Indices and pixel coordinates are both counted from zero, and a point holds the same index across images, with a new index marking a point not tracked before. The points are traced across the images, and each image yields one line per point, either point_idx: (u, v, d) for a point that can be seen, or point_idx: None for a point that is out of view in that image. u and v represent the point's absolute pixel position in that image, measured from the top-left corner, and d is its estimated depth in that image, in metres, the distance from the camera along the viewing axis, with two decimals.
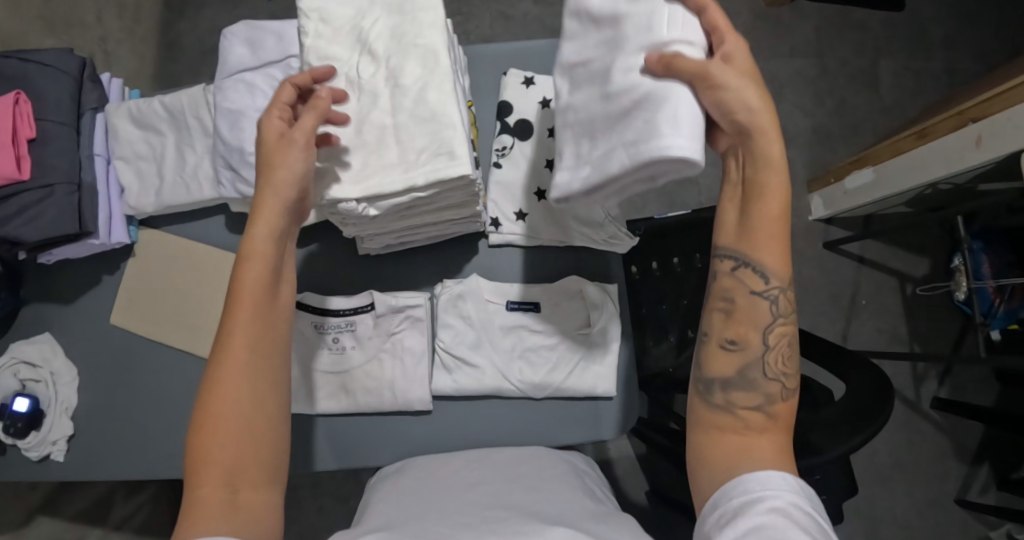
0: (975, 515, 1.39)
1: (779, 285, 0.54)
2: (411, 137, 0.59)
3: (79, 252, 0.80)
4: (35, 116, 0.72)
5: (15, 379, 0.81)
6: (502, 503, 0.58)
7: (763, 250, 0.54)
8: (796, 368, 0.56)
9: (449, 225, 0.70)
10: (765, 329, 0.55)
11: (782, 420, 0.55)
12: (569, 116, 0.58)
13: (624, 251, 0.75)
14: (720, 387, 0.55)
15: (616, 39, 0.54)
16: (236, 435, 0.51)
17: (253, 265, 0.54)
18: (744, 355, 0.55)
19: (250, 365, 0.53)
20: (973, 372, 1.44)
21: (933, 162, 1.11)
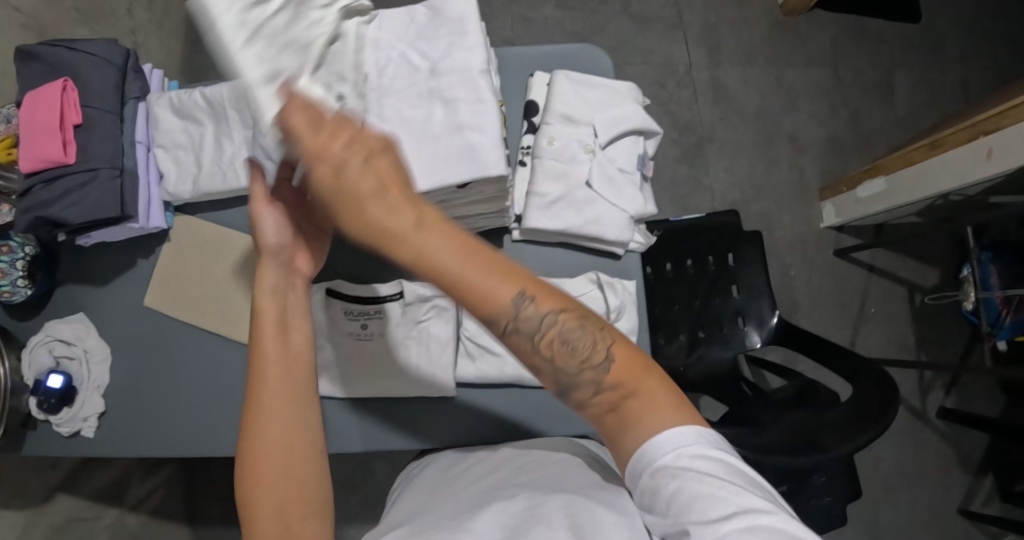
0: (977, 525, 1.41)
1: (507, 316, 0.47)
2: (445, 138, 0.63)
3: (115, 236, 0.82)
4: (80, 103, 0.75)
5: (50, 356, 0.84)
6: (513, 482, 0.61)
7: (483, 302, 0.47)
8: (594, 331, 0.50)
9: (477, 218, 0.73)
10: (538, 342, 0.49)
11: (629, 379, 0.50)
12: (594, 175, 0.78)
13: (622, 237, 0.77)
14: (567, 400, 0.52)
15: (569, 135, 0.79)
16: (280, 470, 0.53)
17: (268, 305, 0.58)
18: (549, 371, 0.51)
19: (284, 390, 0.56)
20: (980, 384, 1.45)
21: (947, 173, 1.13)
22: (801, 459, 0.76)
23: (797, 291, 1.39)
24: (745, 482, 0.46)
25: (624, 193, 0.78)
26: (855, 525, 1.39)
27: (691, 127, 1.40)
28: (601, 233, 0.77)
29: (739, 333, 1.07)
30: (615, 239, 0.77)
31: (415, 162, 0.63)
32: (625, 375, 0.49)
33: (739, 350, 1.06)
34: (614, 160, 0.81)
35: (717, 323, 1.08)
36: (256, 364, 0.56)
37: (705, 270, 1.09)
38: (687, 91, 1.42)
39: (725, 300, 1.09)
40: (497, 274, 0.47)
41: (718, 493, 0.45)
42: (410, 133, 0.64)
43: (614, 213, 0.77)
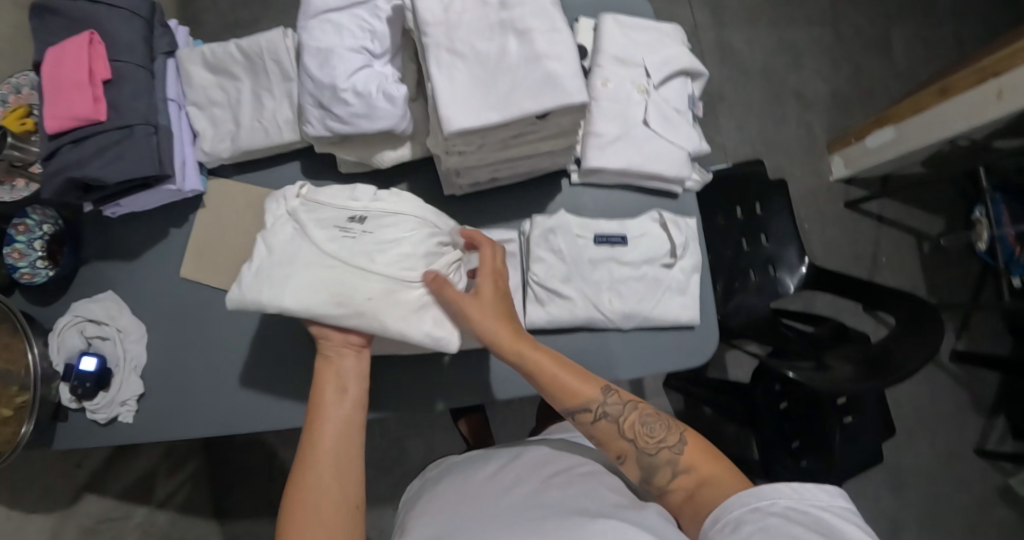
0: (993, 463, 1.46)
1: (599, 403, 0.64)
2: (523, 69, 0.61)
3: (146, 203, 0.78)
4: (108, 57, 0.71)
5: (81, 337, 0.79)
6: (542, 502, 0.61)
7: (568, 396, 0.65)
8: (662, 420, 0.64)
9: (540, 157, 0.70)
10: (620, 428, 0.64)
11: (699, 460, 0.62)
12: (648, 113, 0.75)
13: (682, 173, 0.74)
14: (648, 483, 0.63)
15: (621, 73, 0.75)
16: (321, 521, 0.58)
17: (328, 386, 0.64)
18: (631, 458, 0.64)
19: (332, 459, 0.61)
20: (987, 326, 1.50)
21: (958, 117, 1.16)
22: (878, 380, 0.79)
23: (812, 244, 1.40)
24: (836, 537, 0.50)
25: (680, 130, 0.76)
26: (880, 470, 1.43)
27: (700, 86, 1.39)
28: (660, 172, 0.74)
29: (772, 280, 1.05)
30: (674, 177, 0.74)
31: (489, 94, 0.61)
32: (694, 454, 0.62)
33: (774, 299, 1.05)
34: (668, 100, 0.78)
35: (748, 271, 1.06)
36: (317, 427, 0.62)
37: (734, 222, 1.08)
38: (694, 51, 1.40)
39: (754, 249, 1.07)
40: (585, 380, 0.66)
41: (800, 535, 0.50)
42: (483, 66, 0.62)
43: (672, 149, 0.74)
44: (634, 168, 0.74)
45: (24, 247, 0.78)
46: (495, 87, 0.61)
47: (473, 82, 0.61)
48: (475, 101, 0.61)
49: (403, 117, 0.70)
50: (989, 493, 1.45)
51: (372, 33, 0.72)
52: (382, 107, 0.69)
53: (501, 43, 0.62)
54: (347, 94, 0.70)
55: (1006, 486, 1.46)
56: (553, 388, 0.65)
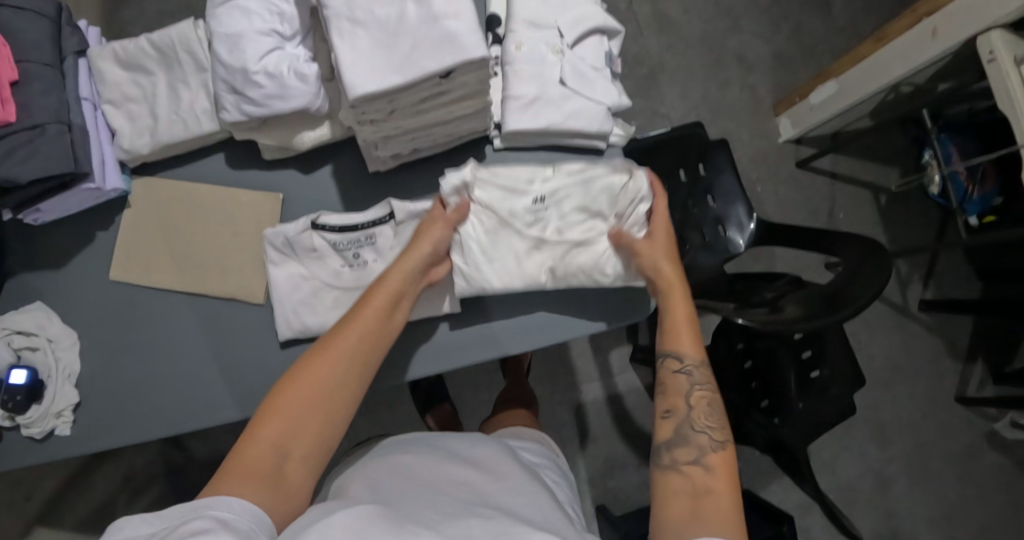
0: (977, 409, 1.44)
1: (694, 364, 0.63)
2: (422, 30, 0.59)
3: (68, 206, 0.75)
4: (14, 58, 0.68)
5: (9, 350, 0.76)
6: (490, 503, 0.57)
7: (678, 338, 0.64)
8: (721, 419, 0.61)
9: (457, 121, 0.68)
10: (688, 393, 0.62)
11: (721, 472, 0.56)
12: (566, 73, 0.74)
13: (605, 127, 0.73)
14: (665, 449, 0.59)
15: (535, 36, 0.74)
16: (315, 403, 0.56)
17: (381, 294, 0.62)
18: (675, 419, 0.61)
19: (354, 365, 0.59)
20: (956, 270, 1.48)
21: (896, 62, 1.16)
22: (834, 315, 0.77)
23: (767, 206, 1.40)
24: None
25: (599, 85, 0.75)
26: (862, 425, 1.40)
27: (641, 59, 1.39)
28: (583, 128, 0.72)
29: (723, 239, 1.06)
30: (597, 133, 0.73)
31: (389, 57, 0.59)
32: (729, 466, 0.57)
33: (725, 258, 1.05)
34: (584, 60, 0.76)
35: (697, 232, 1.06)
36: (364, 311, 0.61)
37: (679, 185, 1.06)
38: (632, 26, 1.40)
39: (703, 210, 1.07)
40: (699, 342, 0.64)
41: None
42: (380, 30, 0.59)
43: (592, 105, 0.73)
44: (557, 129, 0.72)
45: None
46: (395, 53, 0.58)
47: (370, 50, 0.59)
48: (379, 67, 0.58)
49: (318, 96, 0.67)
50: (975, 440, 1.43)
51: (280, 15, 0.68)
52: (295, 86, 0.66)
53: (399, 7, 0.60)
54: (259, 76, 0.66)
55: (992, 431, 1.44)
56: (674, 329, 0.65)
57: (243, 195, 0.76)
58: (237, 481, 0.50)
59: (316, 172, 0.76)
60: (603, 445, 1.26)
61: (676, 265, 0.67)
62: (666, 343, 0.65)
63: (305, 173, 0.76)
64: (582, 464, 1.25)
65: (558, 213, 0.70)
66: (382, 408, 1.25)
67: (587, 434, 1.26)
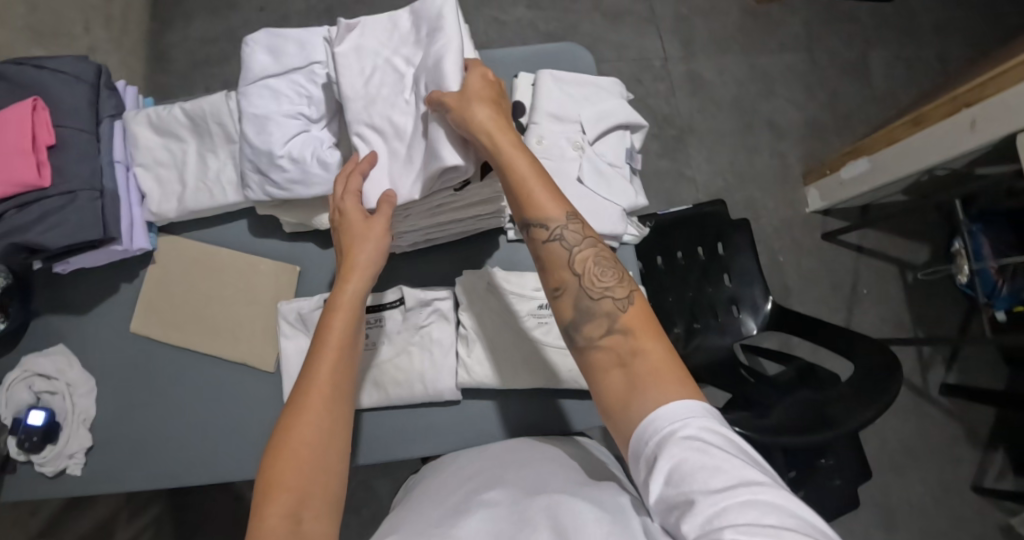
0: (992, 501, 1.39)
1: (561, 225, 0.57)
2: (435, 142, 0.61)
3: (96, 260, 0.78)
4: (53, 123, 0.71)
5: (31, 392, 0.80)
6: (497, 484, 0.58)
7: (536, 201, 0.57)
8: (618, 274, 0.57)
9: (473, 219, 0.69)
10: (570, 261, 0.57)
11: (639, 328, 0.54)
12: (583, 170, 0.74)
13: (618, 229, 0.72)
14: (575, 331, 0.56)
15: (555, 131, 0.75)
16: (311, 452, 0.54)
17: (336, 321, 0.59)
18: (569, 295, 0.57)
19: (327, 400, 0.57)
20: (980, 355, 1.43)
21: (930, 149, 1.13)
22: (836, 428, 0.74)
23: (788, 276, 1.37)
24: (749, 459, 0.47)
25: (617, 184, 0.75)
26: (868, 507, 1.37)
27: (670, 119, 1.39)
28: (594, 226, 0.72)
29: (735, 320, 1.05)
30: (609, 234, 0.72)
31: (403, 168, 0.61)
32: (643, 318, 0.55)
33: (737, 339, 1.04)
34: (603, 156, 0.77)
35: (713, 312, 1.05)
36: (326, 336, 0.59)
37: (695, 261, 1.07)
38: (664, 85, 1.40)
39: (718, 289, 1.06)
40: (558, 196, 0.58)
41: (721, 465, 0.45)
42: (391, 135, 0.62)
43: (607, 205, 0.73)
44: None
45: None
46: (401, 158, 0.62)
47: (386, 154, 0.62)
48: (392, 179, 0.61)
49: None
50: (990, 532, 1.37)
51: (308, 98, 0.71)
52: (317, 173, 0.67)
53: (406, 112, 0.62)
54: (283, 160, 0.68)
55: (1006, 525, 1.39)
56: (525, 192, 0.57)
57: (263, 263, 0.78)
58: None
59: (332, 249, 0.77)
60: None
61: (484, 104, 0.57)
62: (523, 215, 0.57)
63: (324, 249, 0.78)
64: None
65: None
66: None
67: None
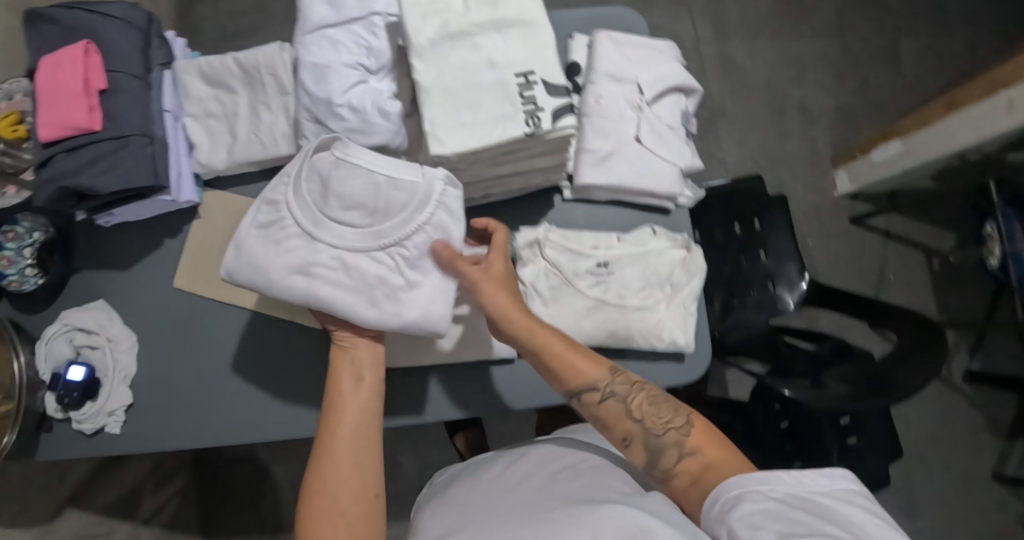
0: (1014, 491, 1.39)
1: (604, 382, 0.63)
2: (505, 94, 0.60)
3: (141, 213, 0.77)
4: (104, 67, 0.70)
5: (70, 346, 0.78)
6: (548, 494, 0.59)
7: (573, 369, 0.63)
8: (671, 404, 0.62)
9: (533, 173, 0.68)
10: (628, 410, 0.62)
11: (705, 443, 0.59)
12: (642, 130, 0.74)
13: (677, 190, 0.74)
14: (653, 469, 0.60)
15: (614, 91, 0.74)
16: (339, 495, 0.58)
17: (347, 381, 0.64)
18: (637, 442, 0.61)
19: (353, 454, 0.60)
20: (1003, 345, 1.43)
21: (965, 131, 1.13)
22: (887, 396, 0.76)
23: (815, 260, 1.37)
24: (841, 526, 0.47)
25: (675, 144, 0.76)
26: (891, 494, 1.37)
27: (702, 101, 1.39)
28: (652, 187, 0.73)
29: (771, 297, 1.04)
30: (668, 195, 0.74)
31: (474, 117, 0.60)
32: (699, 431, 0.60)
33: (773, 314, 1.03)
34: (660, 117, 0.77)
35: (748, 288, 1.05)
36: (340, 393, 0.63)
37: (733, 238, 1.07)
38: (695, 67, 1.40)
39: (754, 265, 1.06)
40: (589, 358, 0.64)
41: (802, 519, 0.47)
42: (410, 196, 0.61)
43: (666, 166, 0.74)
44: (629, 186, 0.72)
45: (22, 229, 0.77)
46: (430, 207, 0.61)
47: (447, 104, 0.60)
48: (463, 129, 0.59)
49: (398, 134, 0.67)
50: (1011, 523, 1.37)
51: (368, 49, 0.69)
52: (378, 123, 0.66)
53: (338, 239, 0.61)
54: (343, 109, 0.67)
55: None
56: (559, 362, 0.63)
57: None
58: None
59: None
60: None
61: (499, 289, 0.64)
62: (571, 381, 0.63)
63: None
64: None
65: (620, 278, 0.72)
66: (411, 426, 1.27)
67: None
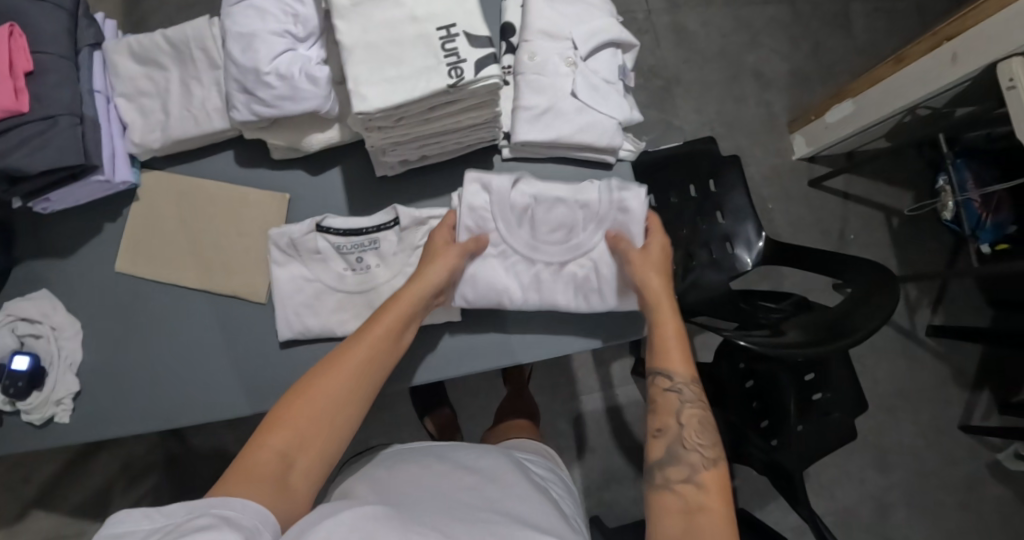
0: (981, 440, 1.42)
1: (686, 383, 0.64)
2: (427, 50, 0.62)
3: (78, 197, 0.75)
4: (30, 49, 0.68)
5: (13, 336, 0.77)
6: (494, 504, 0.60)
7: (669, 359, 0.65)
8: (714, 439, 0.61)
9: (465, 131, 0.70)
10: (679, 411, 0.63)
11: (715, 489, 0.57)
12: (578, 86, 0.74)
13: (616, 142, 0.74)
14: (657, 470, 0.59)
15: (547, 47, 0.75)
16: (317, 415, 0.58)
17: (388, 317, 0.63)
18: (666, 438, 0.61)
19: (352, 386, 0.60)
20: (967, 298, 1.45)
21: (913, 85, 1.15)
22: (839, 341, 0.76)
23: (777, 223, 1.39)
24: None
25: (613, 97, 0.76)
26: (863, 450, 1.39)
27: (658, 71, 1.39)
28: (590, 140, 0.74)
29: (730, 256, 1.07)
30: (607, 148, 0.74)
31: (398, 70, 0.62)
32: (722, 485, 0.57)
33: (732, 274, 1.06)
34: (597, 73, 0.77)
35: (706, 248, 1.07)
36: (376, 323, 0.63)
37: (689, 200, 1.09)
38: (649, 37, 1.40)
39: (711, 226, 1.08)
40: (688, 359, 0.65)
41: None
42: (592, 211, 0.71)
43: (603, 119, 0.74)
44: (565, 141, 0.73)
45: None
46: (612, 219, 0.71)
47: (370, 60, 0.62)
48: (387, 86, 0.61)
49: (328, 99, 0.67)
50: (978, 469, 1.40)
51: (295, 17, 0.69)
52: (306, 89, 0.67)
53: (551, 257, 0.71)
54: (270, 77, 0.67)
55: (995, 462, 1.41)
56: (666, 346, 0.66)
57: (249, 193, 0.77)
58: (242, 484, 0.50)
59: (326, 173, 0.76)
60: (599, 456, 1.28)
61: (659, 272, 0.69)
62: (666, 363, 0.65)
63: (313, 176, 0.76)
64: (578, 473, 1.26)
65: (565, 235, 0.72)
66: (382, 408, 1.28)
67: (585, 445, 1.28)
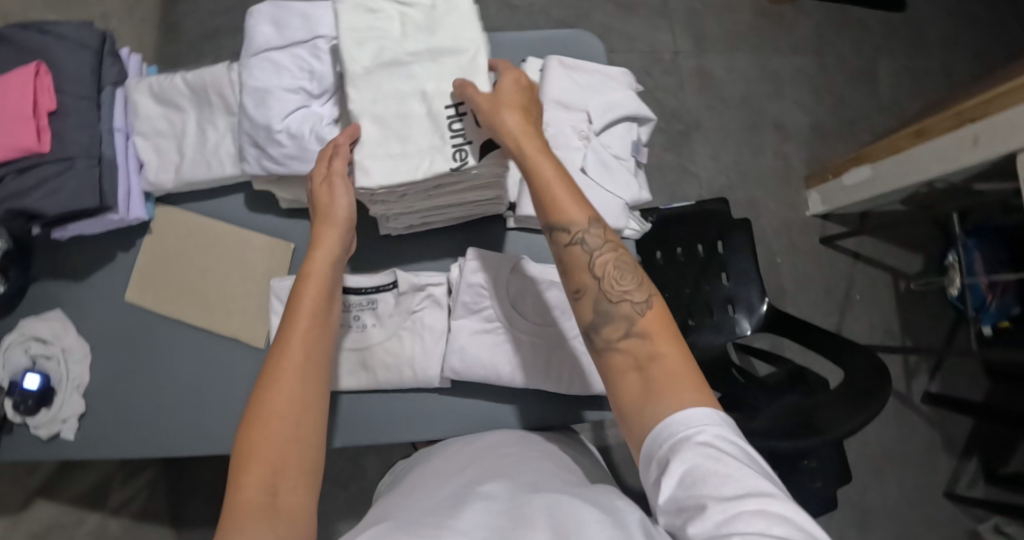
0: (964, 509, 1.42)
1: (583, 231, 0.58)
2: (435, 129, 0.64)
3: (95, 229, 0.78)
4: (54, 89, 0.71)
5: (26, 356, 0.80)
6: (491, 476, 0.57)
7: (560, 207, 0.58)
8: (637, 276, 0.58)
9: (470, 204, 0.72)
10: (591, 265, 0.58)
11: (657, 334, 0.55)
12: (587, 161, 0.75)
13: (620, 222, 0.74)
14: (594, 333, 0.57)
15: (558, 120, 0.76)
16: (281, 434, 0.55)
17: (309, 290, 0.61)
18: (587, 299, 0.58)
19: (299, 376, 0.58)
20: (964, 367, 1.45)
21: (930, 160, 1.13)
22: (823, 435, 0.76)
23: (783, 277, 1.39)
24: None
25: (623, 175, 0.77)
26: (846, 509, 1.40)
27: (678, 115, 1.39)
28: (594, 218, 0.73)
29: (730, 319, 1.07)
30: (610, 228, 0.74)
31: (404, 147, 0.64)
32: (659, 319, 0.56)
33: (729, 338, 1.06)
34: (609, 146, 0.77)
35: (708, 310, 1.07)
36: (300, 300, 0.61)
37: (694, 257, 1.09)
38: (673, 79, 1.40)
39: (716, 287, 1.08)
40: (580, 202, 0.59)
41: None
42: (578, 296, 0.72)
43: (609, 198, 0.74)
44: None
45: None
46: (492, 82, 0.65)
47: (377, 134, 0.64)
48: (392, 164, 0.63)
49: None
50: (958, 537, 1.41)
51: (310, 73, 0.71)
52: (315, 150, 0.68)
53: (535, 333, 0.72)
54: (281, 135, 0.69)
55: (975, 532, 1.42)
56: (549, 200, 0.59)
57: (256, 238, 0.80)
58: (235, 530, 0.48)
59: None
60: None
61: (510, 110, 0.61)
62: (552, 221, 0.59)
63: None
64: None
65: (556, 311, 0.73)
66: None
67: None
